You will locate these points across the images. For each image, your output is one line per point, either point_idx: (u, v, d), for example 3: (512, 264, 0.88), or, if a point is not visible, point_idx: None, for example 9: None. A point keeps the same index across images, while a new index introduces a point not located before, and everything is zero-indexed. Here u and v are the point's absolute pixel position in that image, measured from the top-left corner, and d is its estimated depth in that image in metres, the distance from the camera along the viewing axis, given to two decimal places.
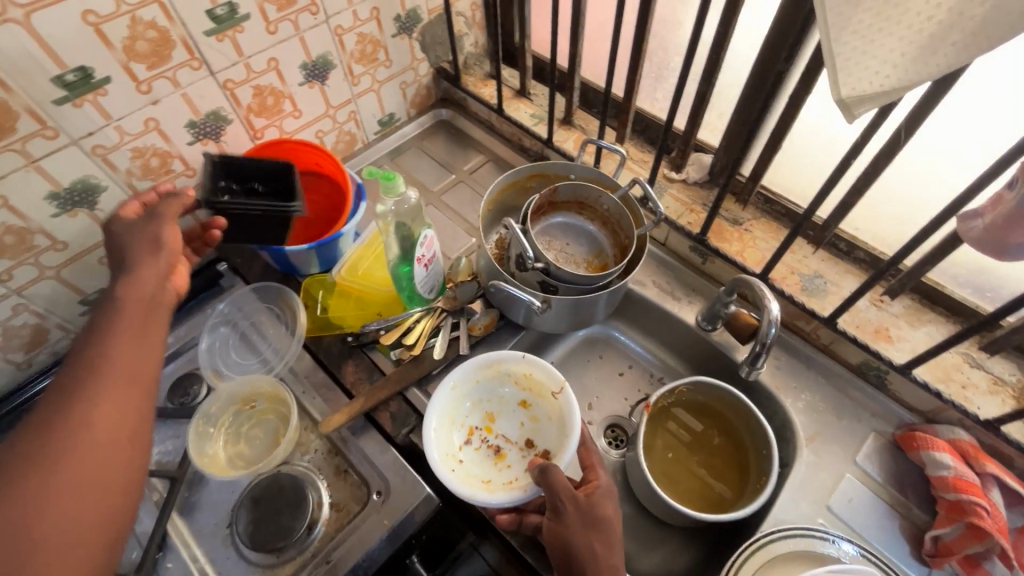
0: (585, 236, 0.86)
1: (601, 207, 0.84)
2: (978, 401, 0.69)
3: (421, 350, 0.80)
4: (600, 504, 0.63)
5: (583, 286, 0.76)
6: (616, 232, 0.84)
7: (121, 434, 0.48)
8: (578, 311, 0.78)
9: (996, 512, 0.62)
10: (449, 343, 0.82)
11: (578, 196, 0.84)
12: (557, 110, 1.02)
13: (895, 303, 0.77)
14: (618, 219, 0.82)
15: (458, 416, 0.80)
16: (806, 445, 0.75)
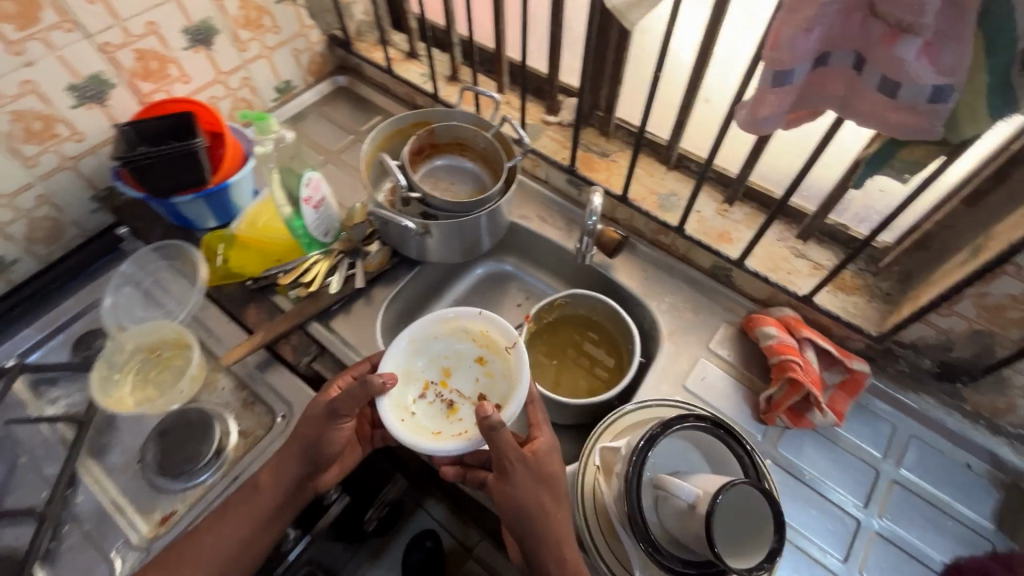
0: (469, 175, 0.94)
1: (479, 147, 0.92)
2: (800, 283, 0.81)
3: (318, 287, 0.87)
4: (545, 462, 0.65)
5: (460, 213, 0.84)
6: (495, 169, 0.92)
7: (264, 528, 0.68)
8: (460, 238, 0.86)
9: (808, 366, 0.74)
10: (345, 281, 0.88)
11: (457, 137, 0.92)
12: (443, 68, 1.09)
13: (737, 211, 0.87)
14: (494, 156, 0.90)
15: (413, 368, 0.78)
16: (668, 339, 0.85)
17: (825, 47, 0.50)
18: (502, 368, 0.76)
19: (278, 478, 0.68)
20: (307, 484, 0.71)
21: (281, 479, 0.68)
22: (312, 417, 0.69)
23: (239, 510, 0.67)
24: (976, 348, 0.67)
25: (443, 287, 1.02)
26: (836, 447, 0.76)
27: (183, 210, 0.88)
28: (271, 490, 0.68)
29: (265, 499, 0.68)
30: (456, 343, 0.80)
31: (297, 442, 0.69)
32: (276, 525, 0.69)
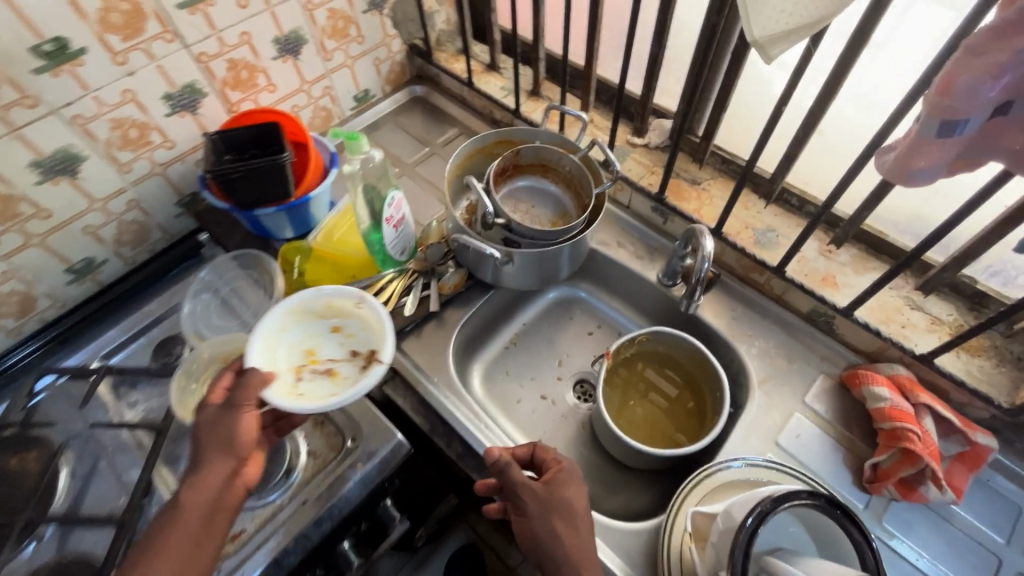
0: (550, 198, 0.90)
1: (563, 169, 0.88)
2: (916, 339, 0.73)
3: (393, 307, 0.85)
4: (559, 491, 0.64)
5: (543, 241, 0.80)
6: (579, 193, 0.88)
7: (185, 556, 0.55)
8: (541, 266, 0.83)
9: (926, 437, 0.67)
10: (419, 302, 0.86)
11: (541, 158, 0.88)
12: (524, 82, 1.05)
13: (842, 253, 0.80)
14: (580, 180, 0.86)
15: (286, 351, 0.73)
16: (758, 388, 0.79)
17: (1009, 95, 0.43)
18: (359, 322, 0.76)
19: (191, 492, 0.57)
20: (226, 492, 0.59)
21: (190, 493, 0.57)
22: (207, 421, 0.60)
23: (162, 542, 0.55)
24: None
25: (513, 310, 0.98)
26: (951, 528, 0.68)
27: (264, 221, 0.88)
28: (187, 509, 0.57)
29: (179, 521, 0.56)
30: (304, 326, 0.76)
31: (199, 451, 0.59)
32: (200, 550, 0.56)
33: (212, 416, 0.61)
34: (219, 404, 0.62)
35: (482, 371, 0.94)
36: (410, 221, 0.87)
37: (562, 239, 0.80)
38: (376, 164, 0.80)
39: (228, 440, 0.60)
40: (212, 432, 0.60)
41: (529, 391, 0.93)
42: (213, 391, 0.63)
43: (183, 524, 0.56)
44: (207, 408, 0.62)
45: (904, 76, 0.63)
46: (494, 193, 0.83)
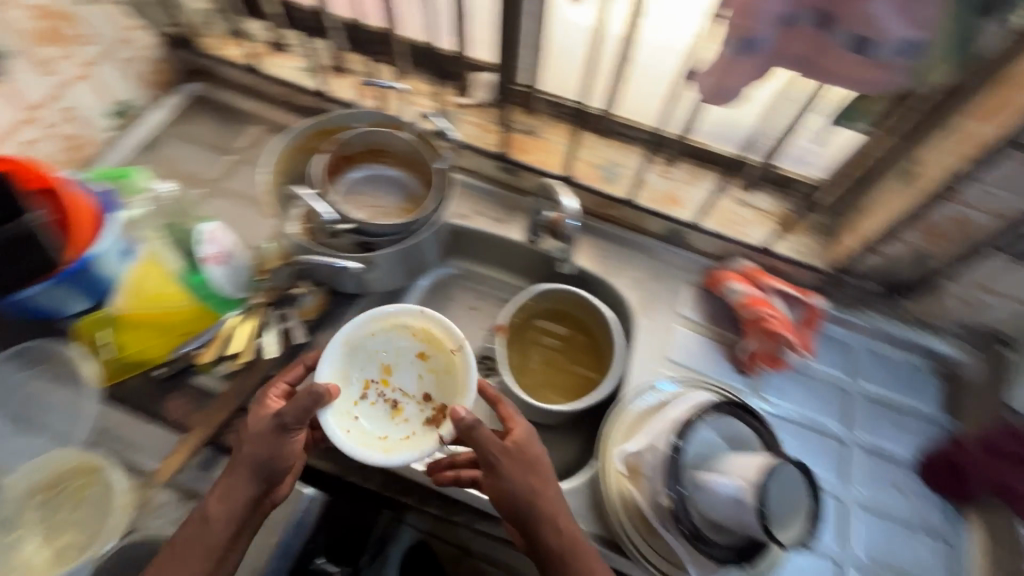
0: (393, 184, 0.82)
1: (400, 150, 0.80)
2: (751, 232, 0.83)
3: (251, 354, 0.73)
4: (527, 449, 0.62)
5: (402, 234, 0.73)
6: (422, 172, 0.82)
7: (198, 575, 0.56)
8: (406, 261, 0.76)
9: (779, 314, 0.77)
10: (282, 338, 0.75)
11: (372, 144, 0.79)
12: (323, 58, 0.93)
13: (677, 170, 0.86)
14: (420, 158, 0.79)
15: (375, 361, 0.73)
16: (640, 314, 0.84)
17: (792, 8, 0.47)
18: (446, 364, 0.72)
19: (219, 509, 0.58)
20: (263, 502, 0.61)
21: (227, 506, 0.58)
22: (253, 435, 0.60)
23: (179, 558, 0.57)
24: (916, 266, 0.73)
25: (390, 310, 0.91)
26: (811, 379, 0.81)
27: (37, 303, 0.67)
28: (202, 529, 0.57)
29: (196, 540, 0.57)
30: (397, 339, 0.74)
31: (236, 470, 0.59)
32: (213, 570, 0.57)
33: (257, 435, 0.59)
34: (264, 420, 0.61)
35: None
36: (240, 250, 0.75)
37: (422, 226, 0.74)
38: (168, 198, 0.77)
39: (290, 455, 0.60)
40: (287, 441, 0.59)
41: None
42: (273, 399, 0.64)
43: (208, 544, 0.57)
44: (264, 413, 0.63)
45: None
46: (329, 195, 0.72)
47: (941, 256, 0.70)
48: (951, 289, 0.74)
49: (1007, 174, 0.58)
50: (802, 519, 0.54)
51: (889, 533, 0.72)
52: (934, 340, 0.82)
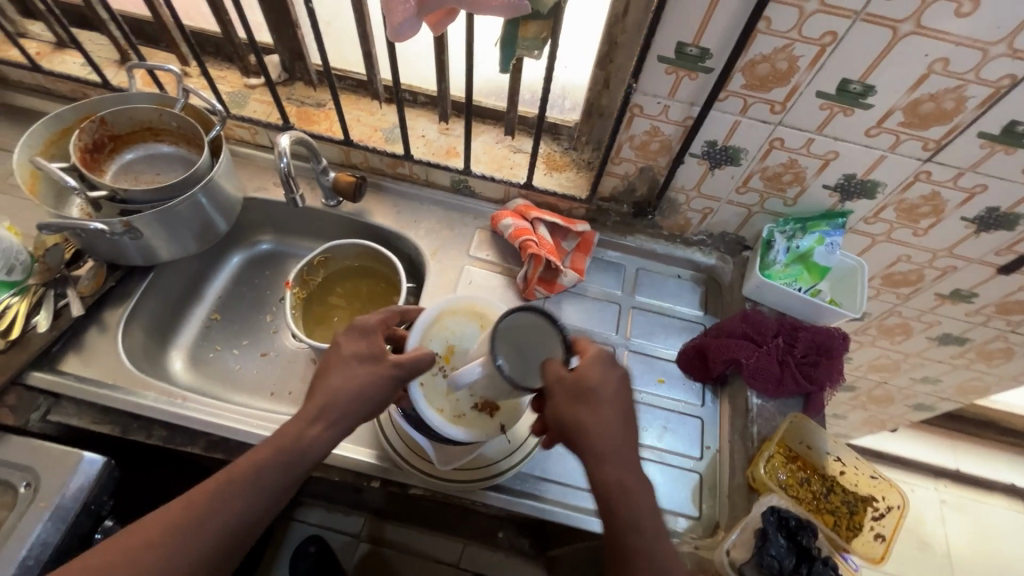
0: (175, 160, 0.86)
1: (172, 125, 0.84)
2: (522, 173, 0.92)
3: (21, 333, 0.72)
4: (586, 376, 0.55)
5: (165, 200, 0.78)
6: (200, 144, 0.85)
7: (258, 504, 0.53)
8: (182, 224, 0.79)
9: (541, 240, 0.86)
10: (57, 315, 0.75)
11: (139, 121, 0.82)
12: (107, 52, 0.95)
13: (456, 126, 0.95)
14: (191, 131, 0.83)
15: (449, 331, 0.65)
16: (432, 259, 0.91)
17: None
18: None
19: (322, 433, 0.57)
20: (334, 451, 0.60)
21: (324, 430, 0.57)
22: (350, 378, 0.58)
23: (249, 476, 0.53)
24: (648, 183, 0.84)
25: (200, 287, 0.94)
26: (586, 297, 0.90)
27: None
28: (295, 446, 0.55)
29: (285, 452, 0.55)
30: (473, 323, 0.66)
31: (327, 399, 0.58)
32: (275, 500, 0.54)
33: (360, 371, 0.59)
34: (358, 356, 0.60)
35: (186, 358, 0.89)
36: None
37: (188, 190, 0.78)
38: None
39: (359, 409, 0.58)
40: (358, 388, 0.58)
41: (246, 355, 0.92)
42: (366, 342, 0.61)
43: (286, 469, 0.55)
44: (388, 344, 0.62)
45: None
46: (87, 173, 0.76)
47: (660, 169, 0.81)
48: (682, 200, 0.85)
49: (664, 85, 0.68)
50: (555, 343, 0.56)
51: (651, 418, 0.81)
52: (693, 252, 0.94)
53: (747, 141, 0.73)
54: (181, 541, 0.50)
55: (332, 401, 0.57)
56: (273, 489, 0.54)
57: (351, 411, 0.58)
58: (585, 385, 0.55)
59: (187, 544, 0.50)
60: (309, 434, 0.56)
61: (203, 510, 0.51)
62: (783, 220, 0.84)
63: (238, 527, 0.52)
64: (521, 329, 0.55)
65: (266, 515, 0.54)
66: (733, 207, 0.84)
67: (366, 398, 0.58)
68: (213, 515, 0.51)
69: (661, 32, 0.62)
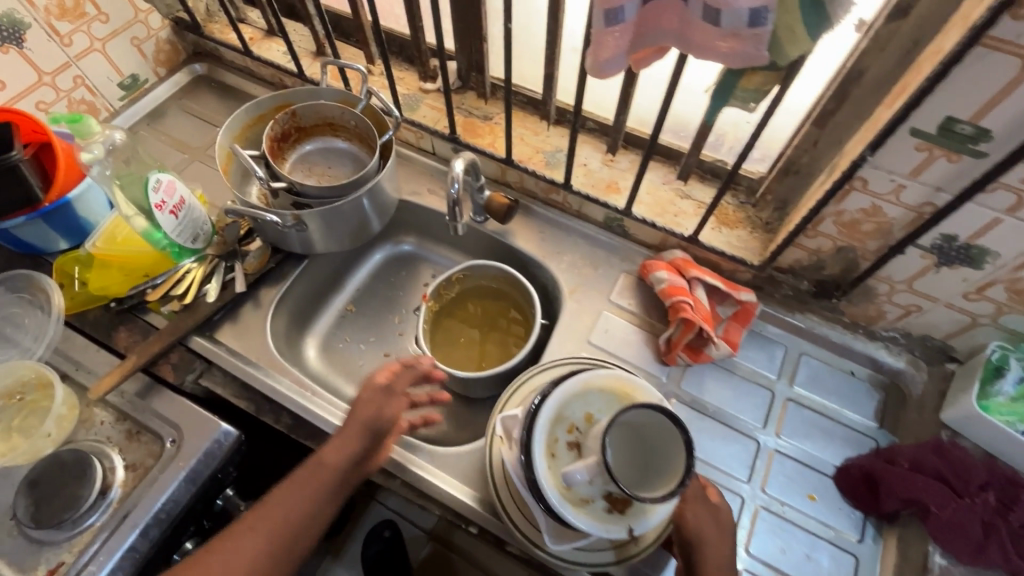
0: (346, 156, 0.89)
1: (351, 123, 0.86)
2: (686, 223, 0.82)
3: (193, 298, 0.80)
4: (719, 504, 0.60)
5: (335, 198, 0.80)
6: (371, 145, 0.87)
7: (297, 517, 0.61)
8: (342, 222, 0.81)
9: (698, 304, 0.76)
10: (224, 286, 0.82)
11: (324, 116, 0.86)
12: (306, 44, 1.02)
13: (621, 159, 0.88)
14: (366, 132, 0.85)
15: (588, 401, 0.59)
16: (570, 297, 0.85)
17: None
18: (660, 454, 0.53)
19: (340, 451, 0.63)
20: (366, 469, 0.66)
21: (338, 456, 0.63)
22: (362, 401, 0.67)
23: (266, 509, 0.61)
24: (843, 264, 0.70)
25: (343, 277, 0.98)
26: (734, 376, 0.79)
27: (22, 234, 0.79)
28: (323, 463, 0.63)
29: (315, 472, 0.62)
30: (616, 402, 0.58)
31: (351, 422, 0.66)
32: (315, 511, 0.62)
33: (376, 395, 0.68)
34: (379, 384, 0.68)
35: (318, 345, 0.92)
36: (192, 205, 0.80)
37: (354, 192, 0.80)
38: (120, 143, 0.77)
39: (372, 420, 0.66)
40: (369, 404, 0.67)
41: (371, 352, 0.93)
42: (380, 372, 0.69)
43: (295, 497, 0.61)
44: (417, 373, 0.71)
45: None
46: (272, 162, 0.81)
47: (865, 253, 0.67)
48: (883, 291, 0.71)
49: (908, 163, 0.56)
50: (678, 449, 0.50)
51: (792, 539, 0.68)
52: (877, 348, 0.78)
53: (1003, 245, 0.57)
54: (238, 550, 0.58)
55: (341, 436, 0.65)
56: (291, 517, 0.60)
57: (358, 443, 0.64)
58: (715, 506, 0.60)
59: (241, 554, 0.57)
60: (334, 450, 0.64)
61: (254, 523, 0.59)
62: (1020, 342, 0.66)
63: (275, 545, 0.59)
64: (642, 428, 0.53)
65: (300, 532, 0.61)
66: (951, 312, 0.68)
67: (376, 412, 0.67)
68: (263, 527, 0.59)
69: (924, 103, 0.50)
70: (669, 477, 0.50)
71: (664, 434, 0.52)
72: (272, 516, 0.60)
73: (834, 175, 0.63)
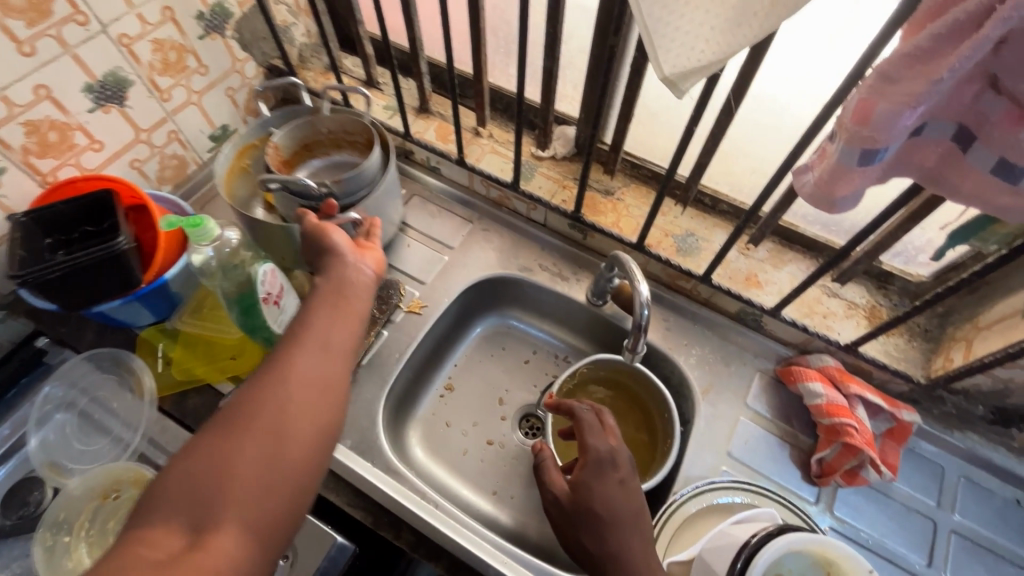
0: (339, 165, 0.86)
1: (323, 131, 0.84)
2: (838, 327, 0.76)
3: None
4: None
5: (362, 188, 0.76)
6: (354, 143, 0.86)
7: (313, 405, 0.51)
8: (377, 209, 0.79)
9: (863, 427, 0.69)
10: None
11: (301, 137, 0.83)
12: (409, 99, 0.96)
13: (760, 249, 0.81)
14: (351, 124, 0.82)
15: (779, 562, 0.53)
16: (703, 399, 0.78)
17: (926, 119, 0.42)
18: None
19: (336, 331, 0.56)
20: (347, 300, 0.59)
21: (333, 327, 0.56)
22: (329, 285, 0.59)
23: (271, 380, 0.50)
24: None
25: (442, 354, 0.91)
26: (892, 501, 0.72)
27: (114, 314, 0.72)
28: (324, 339, 0.54)
29: (316, 347, 0.53)
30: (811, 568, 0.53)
31: (312, 305, 0.58)
32: (332, 394, 0.52)
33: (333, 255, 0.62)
34: (331, 251, 0.63)
35: (420, 431, 0.86)
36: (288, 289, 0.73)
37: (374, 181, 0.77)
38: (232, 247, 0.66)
39: (343, 298, 0.59)
40: (331, 266, 0.61)
41: (472, 438, 0.86)
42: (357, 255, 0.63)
43: (300, 357, 0.52)
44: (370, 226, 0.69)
45: (791, 90, 0.64)
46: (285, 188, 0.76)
47: None
48: None
49: None
50: None
51: None
52: None
53: None
54: (243, 439, 0.46)
55: (318, 313, 0.56)
56: (312, 376, 0.51)
57: (346, 318, 0.57)
58: None
59: (252, 446, 0.46)
60: (328, 327, 0.56)
61: (253, 412, 0.48)
62: None
63: (290, 428, 0.48)
64: None
65: (317, 407, 0.51)
66: None
67: (337, 287, 0.59)
68: (264, 415, 0.48)
69: None
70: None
71: None
72: (281, 391, 0.50)
73: None
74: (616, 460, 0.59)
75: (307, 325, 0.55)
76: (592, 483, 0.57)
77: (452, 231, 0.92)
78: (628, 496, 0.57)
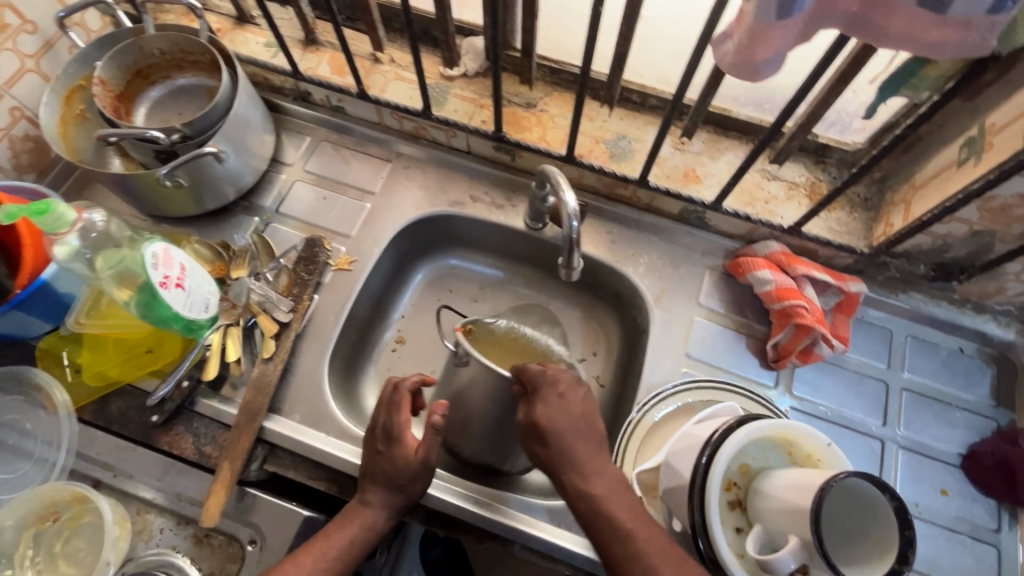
0: (184, 90, 0.80)
1: (156, 53, 0.76)
2: (780, 211, 0.74)
3: (216, 372, 0.68)
4: None
5: (218, 119, 0.72)
6: (196, 63, 0.79)
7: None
8: (243, 136, 0.76)
9: (812, 306, 0.69)
10: (252, 358, 0.71)
11: (127, 66, 0.75)
12: (292, 31, 0.84)
13: (695, 141, 0.77)
14: (184, 44, 0.75)
15: (742, 452, 0.53)
16: (656, 306, 0.76)
17: None
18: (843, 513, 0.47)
19: (360, 535, 0.58)
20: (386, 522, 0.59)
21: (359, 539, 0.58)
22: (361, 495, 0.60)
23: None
24: (973, 246, 0.64)
25: (385, 308, 0.85)
26: (845, 371, 0.74)
27: None
28: (348, 547, 0.57)
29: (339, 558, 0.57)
30: (771, 451, 0.53)
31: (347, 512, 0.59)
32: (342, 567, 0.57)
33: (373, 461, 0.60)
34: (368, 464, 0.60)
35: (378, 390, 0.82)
36: (192, 266, 0.67)
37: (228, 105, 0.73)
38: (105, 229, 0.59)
39: (369, 502, 0.59)
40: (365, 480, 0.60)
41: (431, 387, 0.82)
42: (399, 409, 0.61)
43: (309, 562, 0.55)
44: (398, 451, 0.59)
45: None
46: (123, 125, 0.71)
47: (1006, 236, 0.60)
48: (1014, 271, 0.65)
49: None
50: (891, 523, 0.43)
51: (933, 542, 0.66)
52: (985, 321, 0.75)
53: None
54: None
55: (349, 520, 0.58)
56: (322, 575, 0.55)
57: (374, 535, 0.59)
58: None
59: None
60: (350, 532, 0.58)
61: None
62: None
63: None
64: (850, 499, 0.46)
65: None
66: None
67: (366, 498, 0.59)
68: None
69: None
70: (884, 554, 0.43)
71: (864, 505, 0.45)
72: None
73: (989, 160, 0.55)
74: (557, 378, 0.56)
75: (328, 532, 0.58)
76: (538, 404, 0.55)
77: (370, 174, 0.84)
78: (574, 407, 0.56)
